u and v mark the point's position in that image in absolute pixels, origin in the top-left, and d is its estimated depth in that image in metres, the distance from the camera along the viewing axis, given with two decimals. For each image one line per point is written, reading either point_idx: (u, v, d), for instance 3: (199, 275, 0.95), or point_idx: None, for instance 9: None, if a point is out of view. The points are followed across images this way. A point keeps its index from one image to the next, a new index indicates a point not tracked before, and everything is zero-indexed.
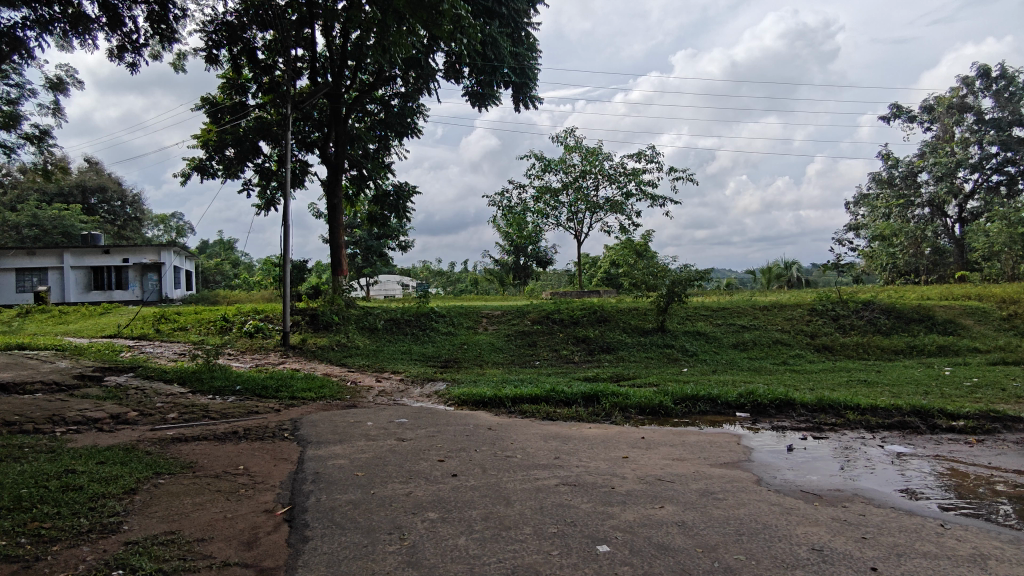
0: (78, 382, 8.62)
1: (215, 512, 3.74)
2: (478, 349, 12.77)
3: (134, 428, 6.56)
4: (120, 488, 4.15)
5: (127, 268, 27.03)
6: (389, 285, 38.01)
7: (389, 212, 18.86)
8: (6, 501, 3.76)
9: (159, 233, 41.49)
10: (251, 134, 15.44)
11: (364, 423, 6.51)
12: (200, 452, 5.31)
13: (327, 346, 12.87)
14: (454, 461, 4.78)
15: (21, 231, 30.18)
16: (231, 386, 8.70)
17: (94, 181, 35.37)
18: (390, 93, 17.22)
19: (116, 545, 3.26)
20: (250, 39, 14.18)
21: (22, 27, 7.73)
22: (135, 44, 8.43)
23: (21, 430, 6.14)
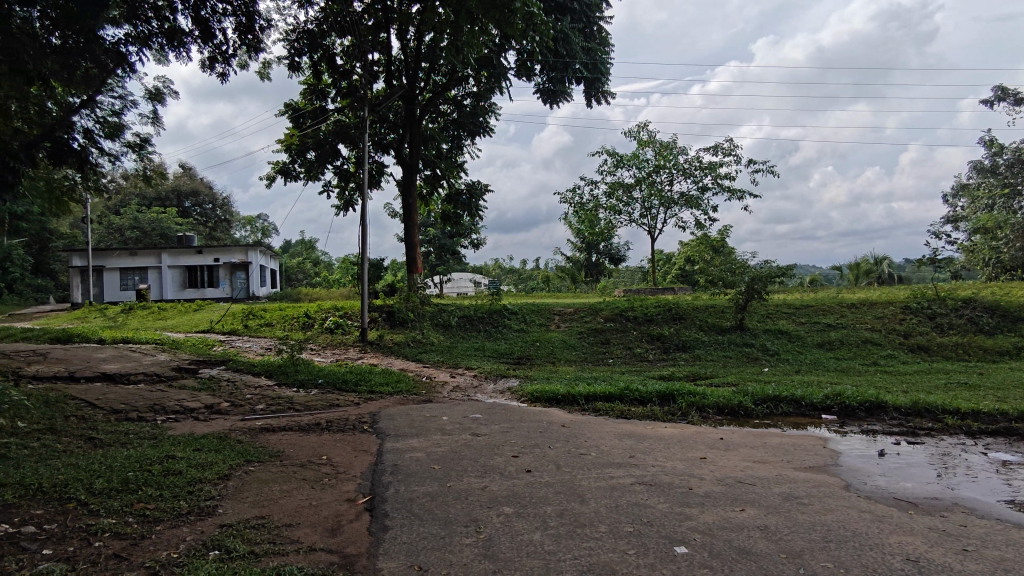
0: (175, 373, 9.23)
1: (301, 499, 3.91)
2: (550, 346, 12.78)
3: (226, 418, 6.96)
4: (214, 474, 4.42)
5: (218, 267, 28.62)
6: (463, 283, 38.56)
7: (462, 211, 19.12)
8: (114, 483, 4.07)
9: (246, 234, 43.75)
10: (331, 137, 16.03)
11: (439, 417, 6.64)
12: (286, 442, 5.59)
13: (404, 342, 13.21)
14: (527, 457, 4.80)
15: (125, 233, 32.51)
16: (313, 379, 9.08)
17: (188, 185, 37.66)
18: (462, 93, 17.47)
19: (212, 527, 3.47)
20: (329, 45, 14.66)
21: (124, 44, 8.28)
22: (225, 55, 8.90)
23: (127, 418, 6.64)
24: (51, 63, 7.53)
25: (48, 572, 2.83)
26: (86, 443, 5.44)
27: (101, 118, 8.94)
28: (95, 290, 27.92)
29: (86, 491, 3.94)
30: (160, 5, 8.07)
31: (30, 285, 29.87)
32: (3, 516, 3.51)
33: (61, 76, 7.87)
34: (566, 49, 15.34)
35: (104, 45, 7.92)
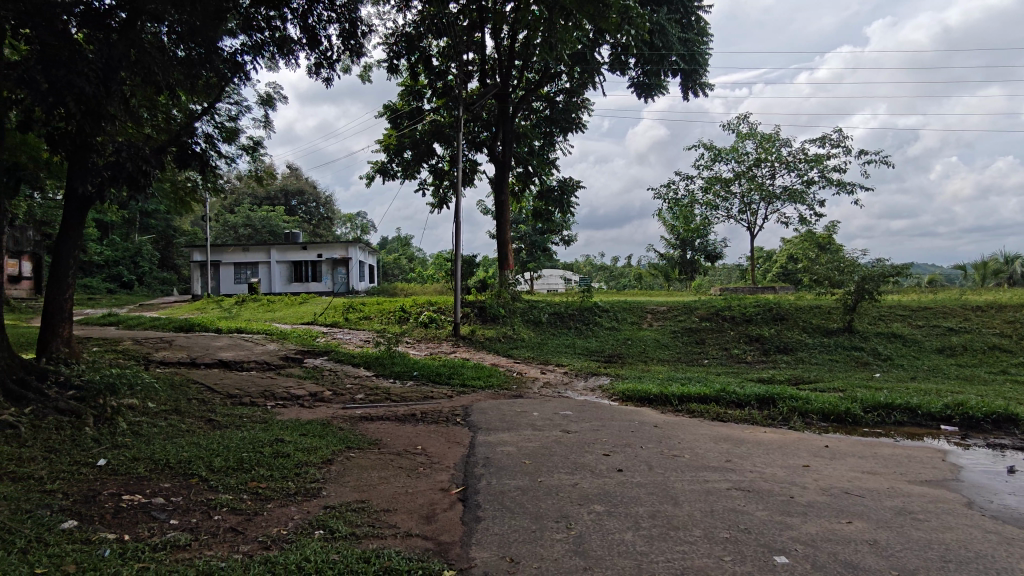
0: (284, 362, 9.83)
1: (398, 487, 4.07)
2: (643, 345, 12.57)
3: (329, 406, 7.36)
4: (319, 458, 4.67)
5: (321, 263, 30.14)
6: (553, 279, 38.76)
7: (554, 207, 19.12)
8: (231, 462, 4.40)
9: (347, 231, 45.83)
10: (427, 137, 16.47)
11: (530, 412, 6.70)
12: (384, 431, 5.82)
13: (495, 337, 13.42)
14: (619, 456, 4.76)
15: (239, 231, 34.92)
16: (409, 371, 9.41)
17: (294, 185, 39.94)
18: (555, 90, 17.47)
19: (317, 507, 3.68)
20: (426, 47, 15.00)
21: (240, 53, 8.84)
22: (330, 60, 9.35)
23: (241, 402, 7.15)
24: (177, 74, 8.18)
25: (175, 539, 3.11)
26: (205, 424, 5.91)
27: (219, 123, 9.60)
28: (212, 283, 30.17)
29: (208, 468, 4.28)
30: (271, 15, 8.55)
31: (158, 278, 32.71)
32: (138, 487, 3.88)
33: (185, 86, 8.53)
34: (662, 41, 14.98)
35: (222, 55, 8.49)
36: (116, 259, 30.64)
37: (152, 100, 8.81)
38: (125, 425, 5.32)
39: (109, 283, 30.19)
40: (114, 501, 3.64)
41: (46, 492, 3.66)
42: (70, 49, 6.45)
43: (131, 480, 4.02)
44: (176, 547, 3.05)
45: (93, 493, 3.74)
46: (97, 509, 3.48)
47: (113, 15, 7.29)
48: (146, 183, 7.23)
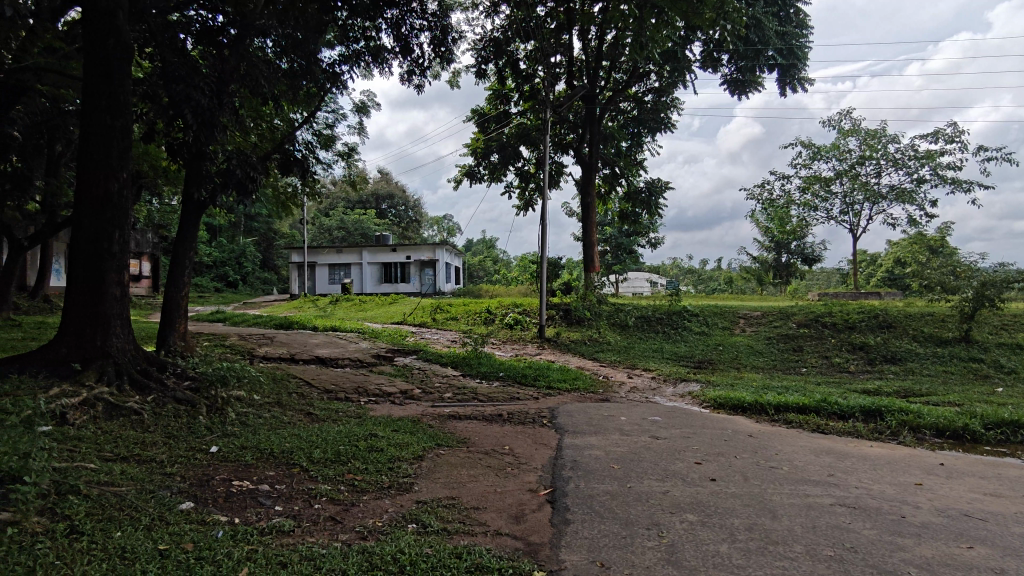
0: (376, 360, 10.21)
1: (487, 485, 4.14)
2: (735, 351, 12.15)
3: (419, 403, 7.57)
4: (411, 454, 4.82)
5: (410, 264, 31.05)
6: (639, 282, 38.19)
7: (641, 209, 18.82)
8: (329, 454, 4.62)
9: (434, 234, 46.97)
10: (514, 140, 16.62)
11: (618, 417, 6.63)
12: (471, 430, 5.93)
13: (581, 340, 13.36)
14: (711, 465, 4.62)
15: (333, 233, 36.54)
16: (496, 372, 9.53)
17: (385, 189, 41.38)
18: (644, 90, 17.17)
19: (410, 502, 3.79)
20: (513, 51, 15.11)
21: (339, 63, 9.26)
22: (422, 67, 9.63)
23: (337, 397, 7.50)
24: (281, 84, 8.66)
25: (280, 525, 3.29)
26: (305, 417, 6.23)
27: (317, 131, 10.07)
28: (309, 283, 31.71)
29: (309, 459, 4.51)
30: (367, 26, 8.89)
31: (259, 278, 34.73)
32: (246, 474, 4.15)
33: (288, 96, 9.02)
34: (758, 35, 14.39)
35: (322, 66, 8.92)
36: (223, 260, 32.80)
37: (258, 110, 9.37)
38: (233, 415, 5.70)
39: (217, 282, 32.34)
40: (225, 485, 3.90)
41: (166, 474, 3.97)
42: (189, 66, 6.99)
43: (240, 467, 4.30)
44: (281, 532, 3.23)
45: (207, 477, 4.03)
46: (211, 493, 3.74)
47: (225, 32, 7.82)
48: (253, 188, 7.70)
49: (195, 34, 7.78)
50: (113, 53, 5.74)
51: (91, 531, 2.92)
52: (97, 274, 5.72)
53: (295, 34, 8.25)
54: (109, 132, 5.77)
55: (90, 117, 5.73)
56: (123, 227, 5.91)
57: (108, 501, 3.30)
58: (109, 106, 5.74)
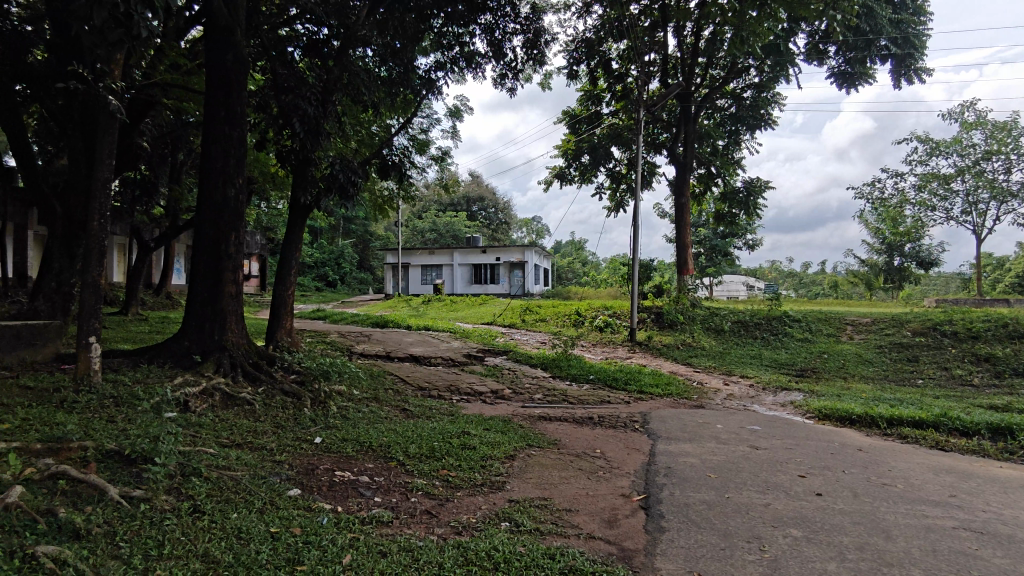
0: (467, 359, 10.41)
1: (579, 488, 4.13)
2: (841, 359, 11.47)
3: (509, 403, 7.65)
4: (502, 453, 4.88)
5: (500, 265, 31.43)
6: (734, 285, 36.81)
7: (738, 209, 18.13)
8: (424, 449, 4.76)
9: (524, 235, 47.34)
10: (606, 141, 16.45)
11: (714, 424, 6.42)
12: (562, 432, 5.93)
13: (674, 345, 13.04)
14: (817, 479, 4.39)
15: (426, 235, 37.59)
16: (585, 375, 9.47)
17: (476, 192, 42.16)
18: (742, 86, 16.51)
19: (502, 500, 3.84)
20: (605, 51, 14.94)
21: (435, 70, 9.52)
22: (514, 70, 9.73)
23: (430, 394, 7.72)
24: (380, 92, 9.00)
25: (380, 515, 3.43)
26: (400, 413, 6.45)
27: (413, 136, 10.36)
28: (403, 283, 32.75)
29: (404, 453, 4.67)
30: (461, 32, 9.10)
31: (357, 278, 36.20)
32: (347, 465, 4.35)
33: (387, 103, 9.36)
34: (869, 24, 13.66)
35: (418, 72, 9.20)
36: (323, 260, 34.50)
37: (359, 118, 9.78)
38: (335, 408, 5.99)
39: (318, 282, 34.04)
40: (328, 475, 4.11)
41: (276, 461, 4.23)
42: (297, 79, 7.41)
43: (342, 458, 4.52)
44: (381, 522, 3.36)
45: (312, 466, 4.26)
46: (315, 481, 3.95)
47: (329, 44, 8.23)
48: (354, 192, 8.03)
49: (302, 47, 8.23)
50: (232, 68, 6.19)
51: (211, 510, 3.15)
52: (216, 273, 6.18)
53: (393, 43, 8.57)
54: (227, 141, 6.22)
55: (212, 128, 6.21)
56: (238, 230, 6.33)
57: (225, 484, 3.56)
58: (228, 117, 6.20)
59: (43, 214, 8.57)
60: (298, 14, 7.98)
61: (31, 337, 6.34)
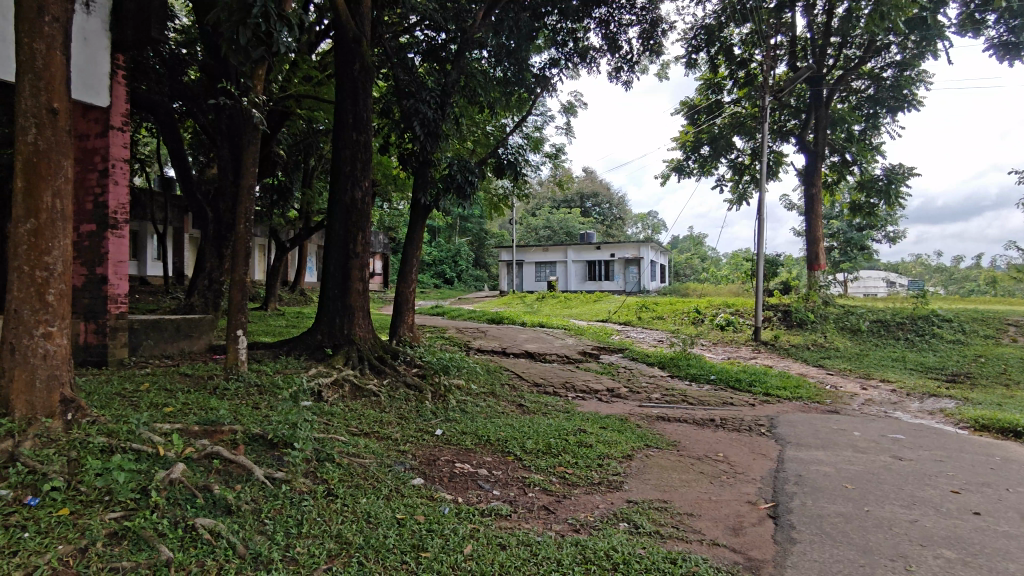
0: (582, 356, 10.37)
1: (701, 492, 3.99)
2: (1002, 364, 10.26)
3: (625, 402, 7.53)
4: (620, 453, 4.81)
5: (615, 262, 31.03)
6: (871, 281, 34.04)
7: (877, 199, 16.71)
8: (540, 445, 4.79)
9: (639, 231, 46.45)
10: (727, 131, 15.73)
11: (850, 432, 5.96)
12: (682, 433, 5.76)
13: (803, 345, 12.26)
14: (973, 496, 3.96)
15: (541, 232, 37.86)
16: (706, 375, 9.12)
17: (590, 188, 41.90)
18: (882, 65, 15.15)
19: (620, 500, 3.79)
20: (727, 37, 14.26)
21: (549, 67, 9.55)
22: (629, 62, 9.56)
23: (546, 391, 7.77)
24: (496, 92, 9.15)
25: (499, 508, 3.48)
26: (517, 408, 6.53)
27: (528, 134, 10.42)
28: (517, 280, 33.16)
29: (522, 448, 4.72)
30: (576, 27, 9.10)
31: (473, 275, 37.14)
32: (466, 457, 4.47)
33: (502, 104, 9.50)
34: None
35: (532, 71, 9.26)
36: (441, 259, 35.72)
37: (475, 120, 10.00)
38: (454, 402, 6.17)
39: (436, 279, 35.30)
40: (449, 466, 4.25)
41: (400, 451, 4.42)
42: (417, 84, 7.72)
43: (461, 450, 4.64)
44: (499, 515, 3.42)
45: (434, 456, 4.42)
46: (438, 472, 4.09)
47: (447, 48, 8.49)
48: (471, 191, 8.21)
49: (422, 52, 8.54)
50: (358, 78, 6.54)
51: (343, 494, 3.35)
52: (345, 271, 6.57)
53: (508, 43, 8.69)
54: (355, 146, 6.58)
55: (342, 135, 6.61)
56: (365, 230, 6.68)
57: (355, 470, 3.77)
58: (355, 123, 6.56)
59: (198, 218, 9.53)
60: (417, 21, 8.30)
61: (188, 329, 7.07)
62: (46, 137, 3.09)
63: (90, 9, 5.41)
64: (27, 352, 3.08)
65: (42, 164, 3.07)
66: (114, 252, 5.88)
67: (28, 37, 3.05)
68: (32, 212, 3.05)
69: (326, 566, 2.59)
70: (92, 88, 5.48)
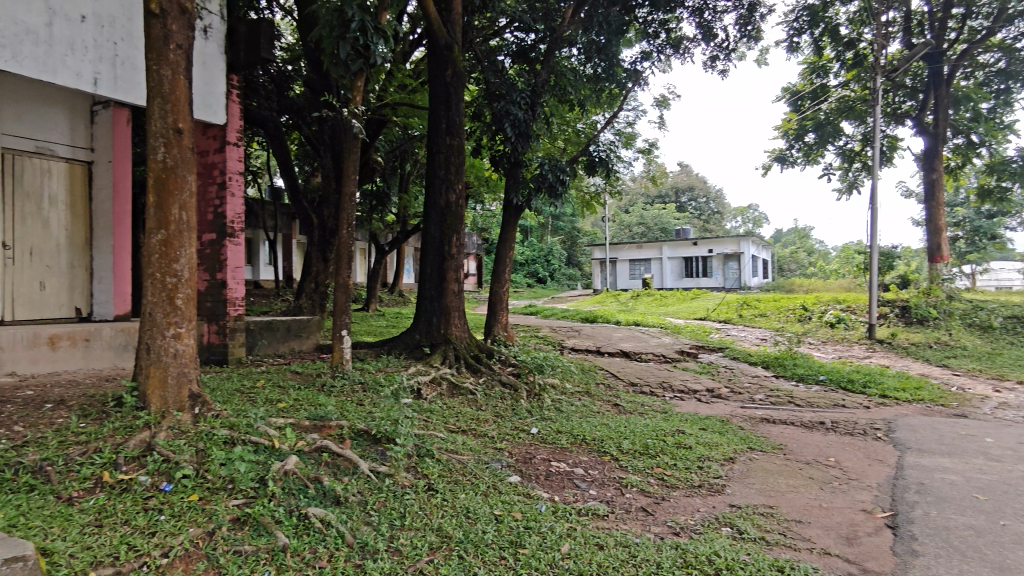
0: (680, 356, 10.11)
1: (810, 498, 3.79)
2: None
3: (726, 403, 7.28)
4: (722, 455, 4.65)
5: (713, 257, 30.00)
6: (1004, 274, 31.02)
7: (1009, 183, 15.21)
8: (637, 446, 4.71)
9: (738, 225, 44.67)
10: (834, 116, 14.93)
11: (982, 438, 5.45)
12: (789, 436, 5.49)
13: (924, 343, 11.36)
14: None
15: (634, 229, 37.25)
16: (815, 375, 8.64)
17: (685, 182, 40.78)
18: (1014, 34, 13.74)
19: (722, 504, 3.66)
20: (833, 16, 13.35)
21: (641, 60, 9.37)
22: (726, 50, 9.22)
23: (642, 391, 7.65)
24: (586, 89, 9.09)
25: (595, 508, 3.46)
26: (613, 408, 6.46)
27: (619, 130, 10.28)
28: (611, 278, 32.76)
29: (619, 448, 4.66)
30: (668, 18, 8.87)
31: (566, 274, 37.11)
32: (563, 456, 4.48)
33: (592, 101, 9.43)
34: None
35: (623, 65, 9.12)
36: (534, 258, 35.91)
37: (565, 118, 9.98)
38: (549, 401, 6.20)
39: (529, 279, 35.53)
40: (545, 464, 4.27)
41: (497, 448, 4.49)
42: (508, 86, 7.83)
43: (557, 449, 4.65)
44: (597, 515, 3.40)
45: (530, 455, 4.46)
46: (534, 470, 4.13)
47: (536, 48, 8.52)
48: (563, 190, 8.19)
49: (512, 54, 8.61)
50: (451, 83, 6.69)
51: (442, 489, 3.45)
52: (441, 273, 6.75)
53: (599, 39, 8.60)
54: (449, 150, 6.74)
55: (436, 140, 6.78)
56: (459, 232, 6.83)
57: (454, 466, 3.87)
58: (449, 127, 6.72)
59: (304, 225, 10.09)
60: (507, 23, 8.41)
61: (298, 330, 7.51)
62: (173, 154, 3.37)
63: (208, 35, 5.86)
64: (161, 351, 3.40)
65: (170, 180, 3.36)
66: (232, 258, 6.34)
67: (156, 64, 3.35)
68: (162, 224, 3.34)
69: (428, 558, 2.68)
70: (210, 107, 5.89)
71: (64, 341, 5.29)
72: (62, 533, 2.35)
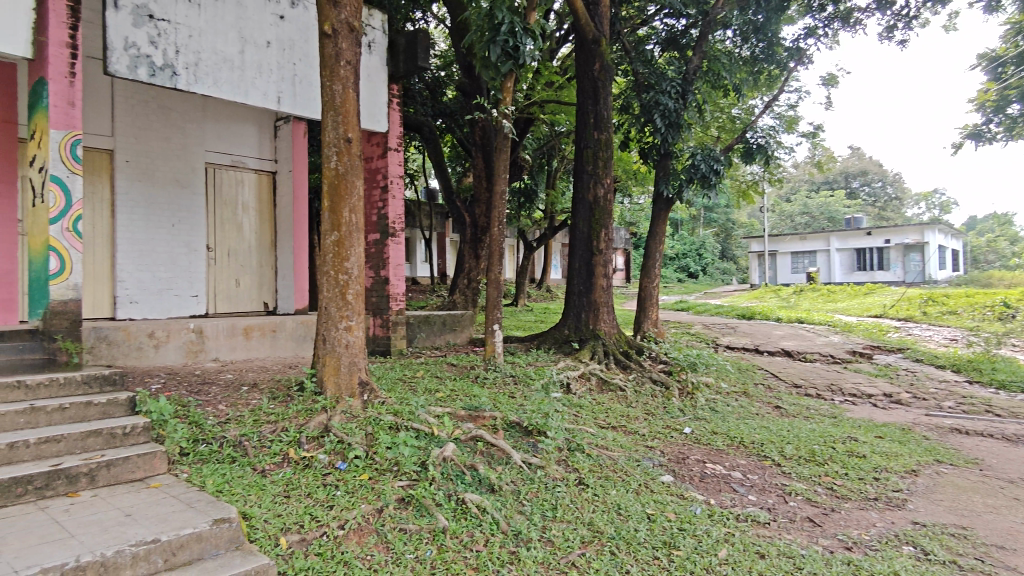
0: (851, 356, 9.27)
1: (1016, 522, 3.31)
2: None
3: (907, 411, 6.55)
4: (903, 467, 4.20)
5: (890, 248, 27.07)
6: None
7: None
8: (803, 452, 4.40)
9: (922, 212, 39.91)
10: None
11: None
12: (987, 450, 4.83)
13: None
14: None
15: (797, 219, 34.66)
16: (1019, 382, 7.52)
17: (857, 166, 37.22)
18: None
19: (903, 520, 3.32)
20: None
21: (804, 37, 8.66)
22: (906, 18, 8.27)
23: (807, 393, 7.12)
24: (742, 72, 8.59)
25: (756, 515, 3.28)
26: (774, 411, 6.08)
27: (780, 114, 9.60)
28: (771, 272, 30.76)
29: (781, 454, 4.38)
30: None
31: (720, 268, 35.44)
32: (718, 458, 4.30)
33: (749, 84, 8.88)
34: None
35: (784, 44, 8.46)
36: (685, 252, 34.66)
37: (719, 104, 9.50)
38: (703, 400, 5.97)
39: (680, 274, 34.40)
40: (700, 466, 4.12)
41: (648, 447, 4.41)
42: (658, 75, 7.64)
43: (712, 451, 4.47)
44: (757, 522, 3.22)
45: (684, 455, 4.33)
46: (688, 471, 4.00)
47: (688, 34, 8.22)
48: (717, 180, 7.82)
49: (662, 42, 8.38)
50: (598, 77, 6.65)
51: (593, 484, 3.45)
52: (589, 269, 6.75)
53: (757, 18, 8.14)
54: (597, 145, 6.71)
55: (584, 135, 6.78)
56: (607, 226, 6.78)
57: (605, 462, 3.85)
58: (596, 122, 6.68)
59: (457, 223, 10.57)
60: (656, 11, 8.24)
61: (453, 324, 7.88)
62: (345, 161, 3.68)
63: (371, 49, 6.33)
64: (335, 342, 3.74)
65: (341, 185, 3.68)
66: (394, 256, 6.80)
67: (330, 80, 3.68)
68: (335, 226, 3.68)
69: (580, 551, 2.70)
70: (374, 116, 6.35)
71: (256, 331, 5.97)
72: (259, 500, 2.67)
